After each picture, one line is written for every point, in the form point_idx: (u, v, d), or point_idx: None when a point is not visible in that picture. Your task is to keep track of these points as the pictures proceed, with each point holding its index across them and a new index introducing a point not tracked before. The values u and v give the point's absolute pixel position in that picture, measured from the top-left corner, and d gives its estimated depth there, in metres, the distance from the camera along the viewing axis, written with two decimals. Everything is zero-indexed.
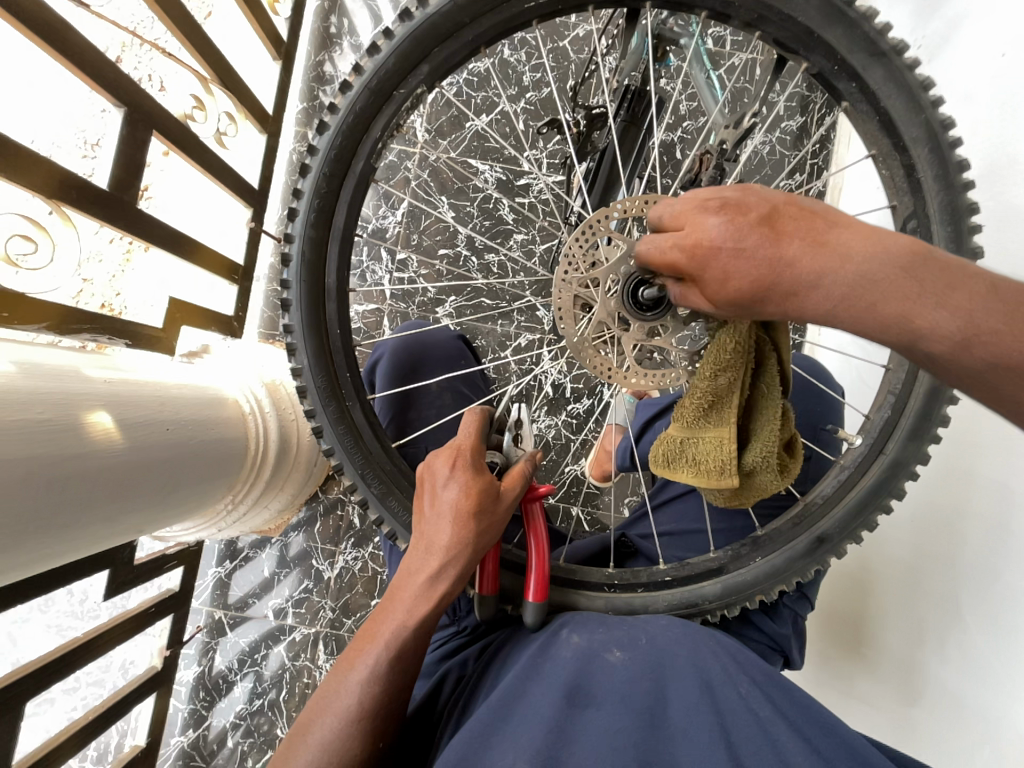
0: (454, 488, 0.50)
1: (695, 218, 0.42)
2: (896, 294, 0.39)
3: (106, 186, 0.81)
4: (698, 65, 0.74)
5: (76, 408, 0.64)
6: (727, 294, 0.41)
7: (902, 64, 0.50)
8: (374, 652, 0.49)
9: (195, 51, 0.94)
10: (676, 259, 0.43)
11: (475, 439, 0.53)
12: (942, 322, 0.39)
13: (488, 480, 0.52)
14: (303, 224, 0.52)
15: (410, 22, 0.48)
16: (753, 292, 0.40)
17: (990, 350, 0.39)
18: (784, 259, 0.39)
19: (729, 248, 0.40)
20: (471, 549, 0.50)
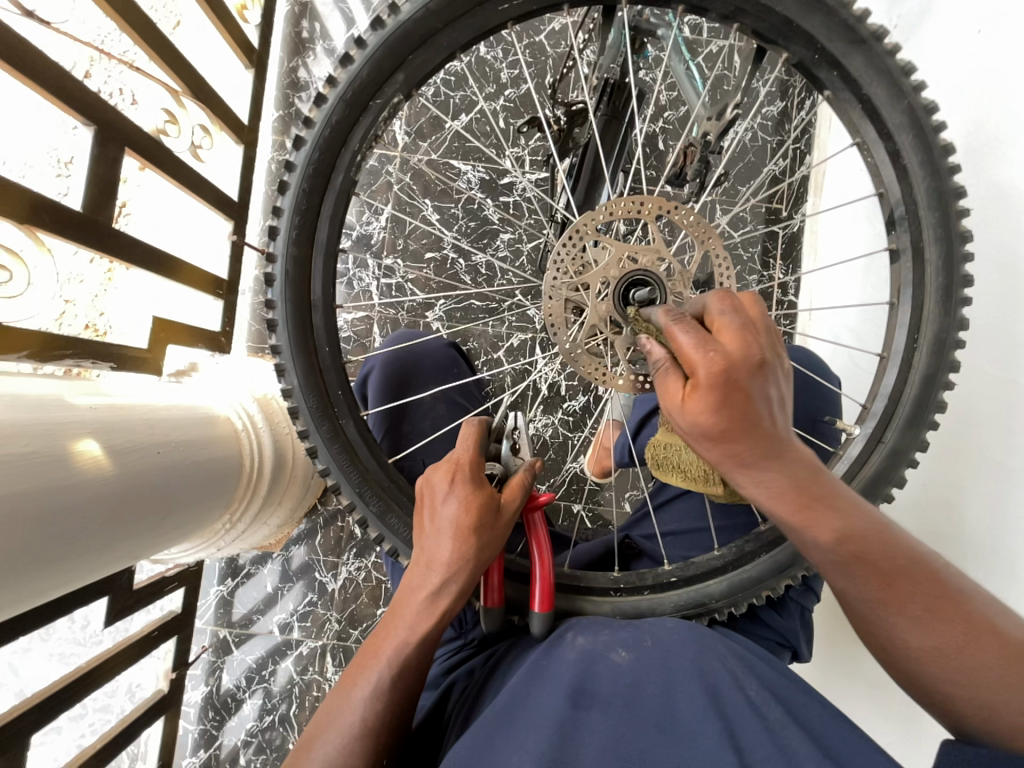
0: (459, 505, 0.50)
1: (745, 348, 0.41)
2: (812, 502, 0.43)
3: (80, 208, 0.79)
4: (676, 56, 0.74)
5: (62, 439, 0.63)
6: (702, 419, 0.41)
7: (882, 49, 0.50)
8: (377, 669, 0.49)
9: (165, 64, 0.92)
10: (699, 359, 0.41)
11: (474, 453, 0.52)
12: (837, 543, 0.43)
13: (494, 496, 0.51)
14: (285, 242, 0.50)
15: (382, 31, 0.47)
16: (715, 435, 0.41)
17: (867, 584, 0.44)
18: (748, 447, 0.42)
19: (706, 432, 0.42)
20: (474, 564, 0.50)
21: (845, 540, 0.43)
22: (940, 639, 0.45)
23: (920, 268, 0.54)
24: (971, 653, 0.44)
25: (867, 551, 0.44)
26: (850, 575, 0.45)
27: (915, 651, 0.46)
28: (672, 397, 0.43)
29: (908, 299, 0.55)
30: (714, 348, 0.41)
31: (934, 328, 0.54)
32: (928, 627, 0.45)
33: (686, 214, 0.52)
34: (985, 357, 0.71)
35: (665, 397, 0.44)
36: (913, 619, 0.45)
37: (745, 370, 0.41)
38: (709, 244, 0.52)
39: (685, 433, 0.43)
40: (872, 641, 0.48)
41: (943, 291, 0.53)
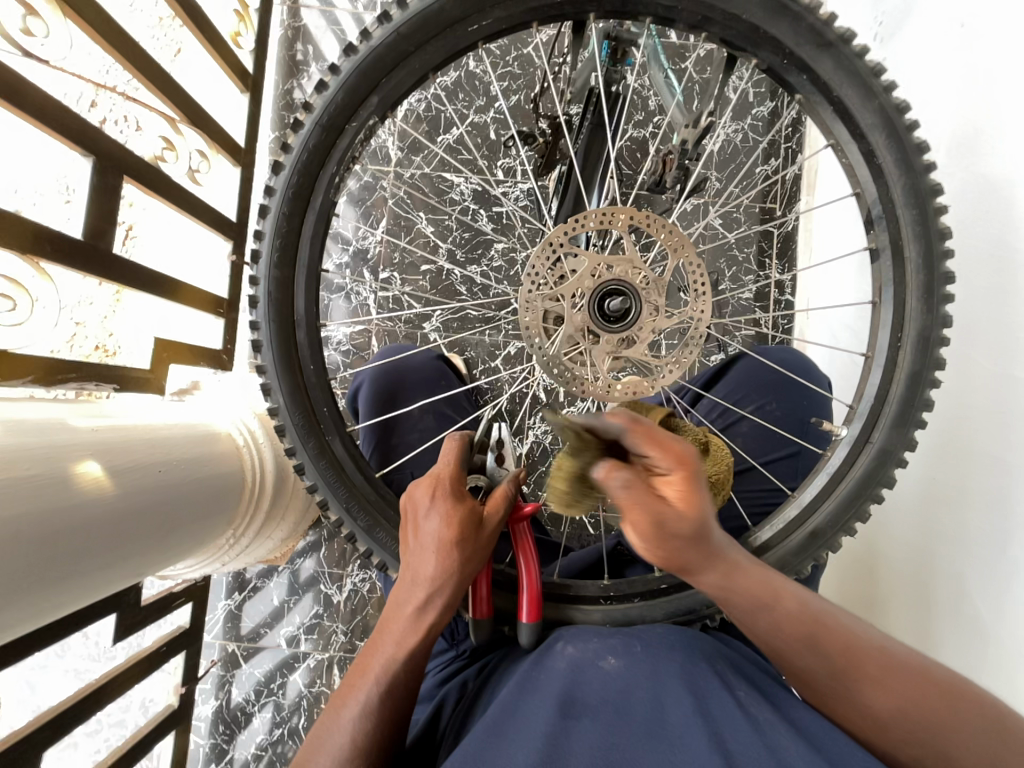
0: (442, 520, 0.51)
1: (689, 452, 0.47)
2: (741, 581, 0.49)
3: (80, 235, 0.81)
4: (656, 65, 0.75)
5: (63, 461, 0.64)
6: (681, 525, 0.46)
7: (851, 51, 0.50)
8: (366, 686, 0.49)
9: (160, 93, 0.95)
10: (675, 465, 0.46)
11: (455, 467, 0.53)
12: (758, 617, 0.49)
13: (476, 509, 0.52)
14: (267, 265, 0.52)
15: (355, 56, 0.49)
16: (686, 540, 0.47)
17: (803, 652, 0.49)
18: (702, 550, 0.48)
19: (680, 538, 0.47)
20: (458, 578, 0.50)
21: (750, 582, 0.49)
22: (851, 673, 0.48)
23: (901, 266, 0.54)
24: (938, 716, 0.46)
25: (795, 626, 0.49)
26: (764, 615, 0.49)
27: (829, 690, 0.49)
28: (650, 511, 0.46)
29: (890, 298, 0.54)
30: (676, 456, 0.46)
31: (916, 326, 0.54)
32: (838, 664, 0.48)
33: (661, 223, 0.52)
34: (980, 352, 0.70)
35: (642, 513, 0.46)
36: (819, 656, 0.49)
37: (698, 474, 0.46)
38: (684, 251, 0.52)
39: (673, 546, 0.47)
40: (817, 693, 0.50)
41: (925, 288, 0.53)
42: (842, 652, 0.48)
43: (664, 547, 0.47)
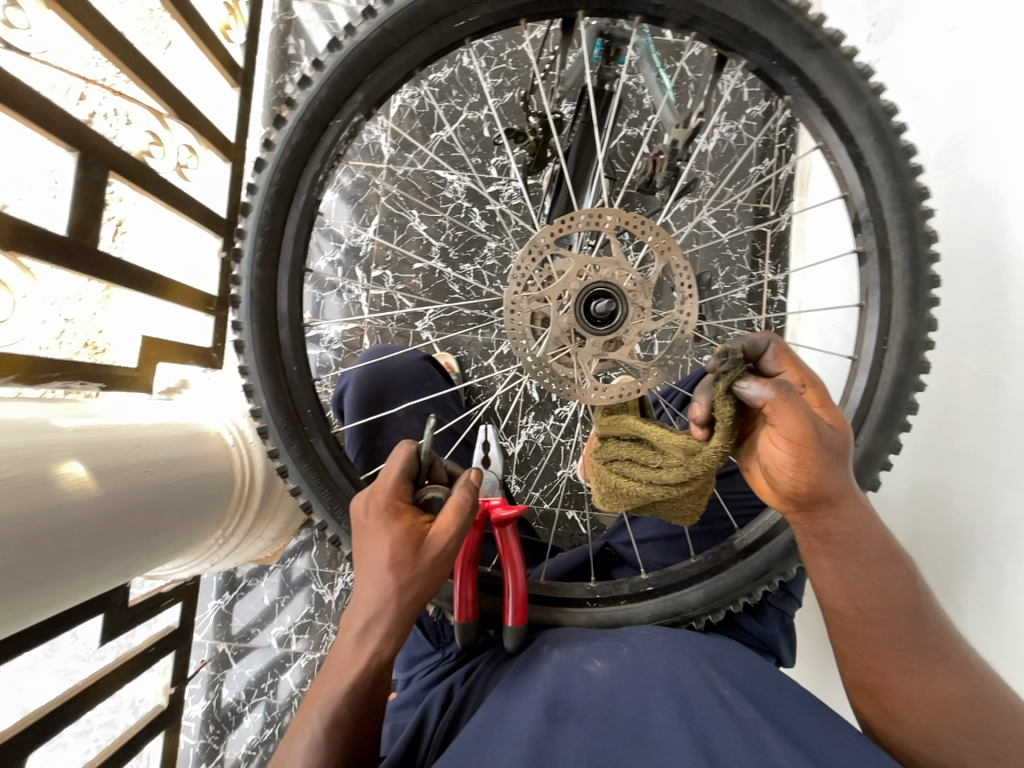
0: (382, 540, 0.50)
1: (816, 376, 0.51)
2: (850, 530, 0.50)
3: (64, 232, 0.80)
4: (647, 64, 0.74)
5: (45, 461, 0.64)
6: (836, 437, 0.46)
7: (840, 53, 0.50)
8: (310, 722, 0.48)
9: (148, 88, 0.94)
10: (808, 379, 0.51)
11: (391, 481, 0.52)
12: (845, 563, 0.52)
13: (416, 524, 0.51)
14: (249, 265, 0.51)
15: (339, 52, 0.48)
16: (835, 458, 0.47)
17: (863, 605, 0.52)
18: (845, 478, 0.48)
19: (830, 463, 0.47)
20: (398, 595, 0.50)
21: (880, 542, 0.51)
22: (904, 648, 0.52)
23: (887, 270, 0.54)
24: (954, 698, 0.50)
25: (872, 580, 0.51)
26: (873, 573, 0.51)
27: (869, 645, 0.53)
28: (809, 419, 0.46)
29: (876, 302, 0.54)
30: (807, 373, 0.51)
31: (902, 329, 0.54)
32: (901, 637, 0.52)
33: (649, 226, 0.52)
34: (967, 355, 0.70)
35: (803, 423, 0.45)
36: (896, 623, 0.51)
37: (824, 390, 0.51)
38: (671, 254, 0.52)
39: (826, 462, 0.46)
40: (850, 642, 0.54)
41: (911, 292, 0.53)
42: (913, 629, 0.52)
43: (814, 468, 0.46)
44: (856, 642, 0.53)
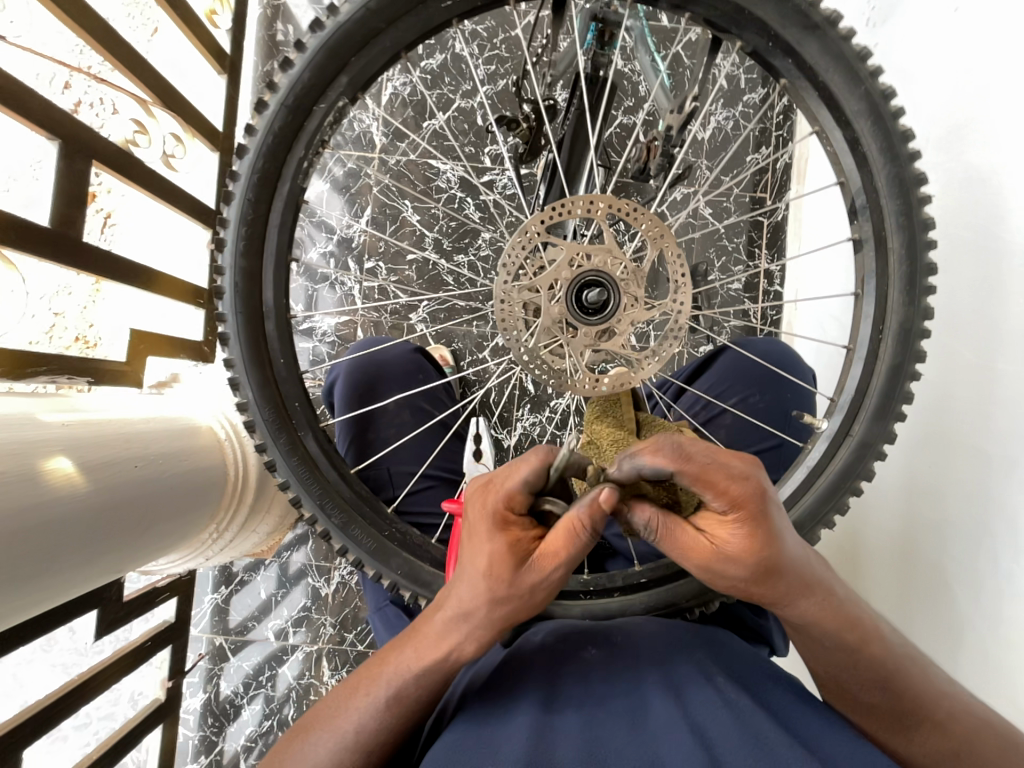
0: (482, 548, 0.46)
1: (743, 486, 0.41)
2: (810, 616, 0.46)
3: (47, 223, 0.78)
4: (642, 48, 0.73)
5: (31, 457, 0.63)
6: (737, 565, 0.43)
7: (838, 35, 0.49)
8: (376, 693, 0.47)
9: (131, 75, 0.91)
10: (733, 495, 0.41)
11: (510, 490, 0.47)
12: (806, 641, 0.48)
13: (523, 541, 0.47)
14: (232, 254, 0.50)
15: (322, 32, 0.46)
16: (751, 579, 0.43)
17: (834, 673, 0.49)
18: (783, 584, 0.44)
19: (750, 586, 0.45)
20: (485, 612, 0.46)
21: (840, 615, 0.47)
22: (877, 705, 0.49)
23: (884, 257, 0.53)
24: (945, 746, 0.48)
25: (831, 655, 0.48)
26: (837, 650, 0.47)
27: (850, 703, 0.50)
28: (699, 551, 0.44)
29: (872, 290, 0.54)
30: (727, 484, 0.41)
31: (898, 317, 0.53)
32: (877, 699, 0.48)
33: (641, 213, 0.51)
34: (963, 344, 0.69)
35: (689, 557, 0.44)
36: (864, 684, 0.48)
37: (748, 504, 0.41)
38: (664, 242, 0.51)
39: (735, 583, 0.44)
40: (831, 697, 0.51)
41: (907, 280, 0.52)
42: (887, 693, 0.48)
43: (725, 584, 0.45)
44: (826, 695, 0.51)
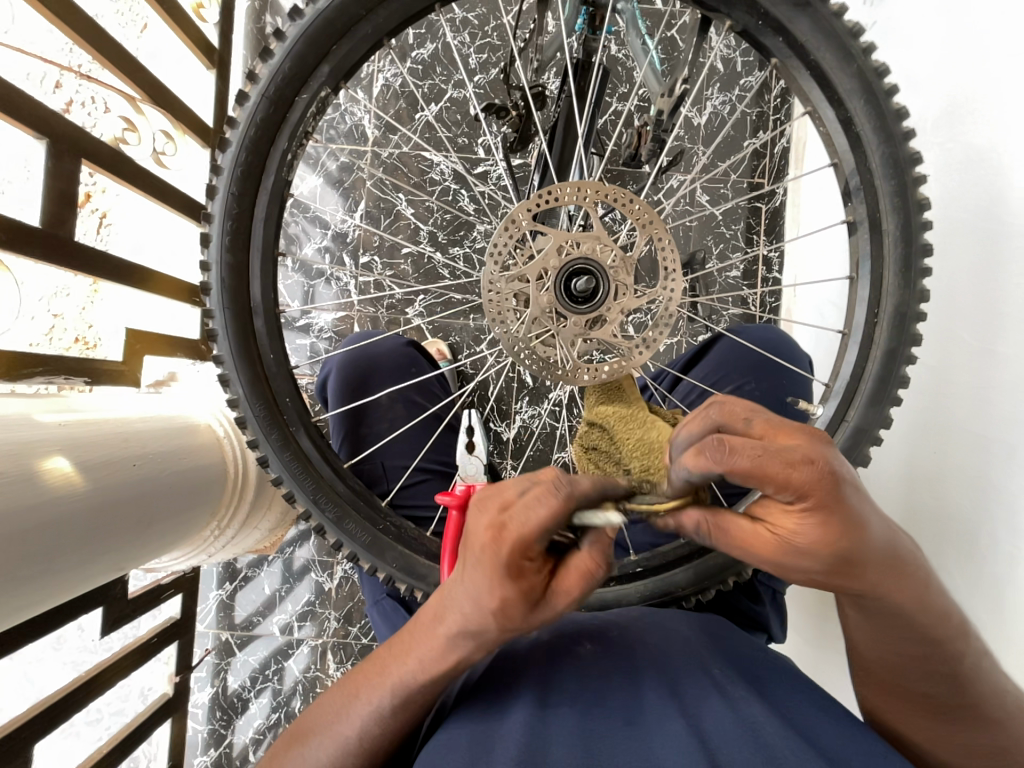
0: (492, 595, 0.41)
1: (807, 468, 0.34)
2: (906, 606, 0.41)
3: (39, 223, 0.78)
4: (633, 30, 0.72)
5: (29, 457, 0.63)
6: (804, 558, 0.37)
7: (829, 11, 0.48)
8: (378, 695, 0.46)
9: (119, 73, 0.90)
10: (799, 482, 0.34)
11: (525, 537, 0.39)
12: (884, 623, 0.44)
13: (536, 585, 0.42)
14: (218, 249, 0.49)
15: (302, 21, 0.46)
16: (824, 570, 0.37)
17: (896, 654, 0.46)
18: (869, 574, 0.38)
19: (827, 577, 0.38)
20: (495, 644, 0.44)
21: (932, 608, 0.42)
22: (927, 697, 0.48)
23: (878, 240, 0.52)
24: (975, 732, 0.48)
25: (902, 640, 0.45)
26: (911, 638, 0.44)
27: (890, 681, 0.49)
28: (760, 542, 0.37)
29: (867, 273, 0.53)
30: (791, 467, 0.34)
31: (893, 301, 0.52)
32: (925, 681, 0.47)
33: (630, 199, 0.50)
34: (962, 327, 0.69)
35: (748, 552, 0.38)
36: (926, 680, 0.47)
37: (813, 490, 0.34)
38: (654, 228, 0.50)
39: (804, 576, 0.38)
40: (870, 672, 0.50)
41: (902, 263, 0.52)
42: (939, 681, 0.46)
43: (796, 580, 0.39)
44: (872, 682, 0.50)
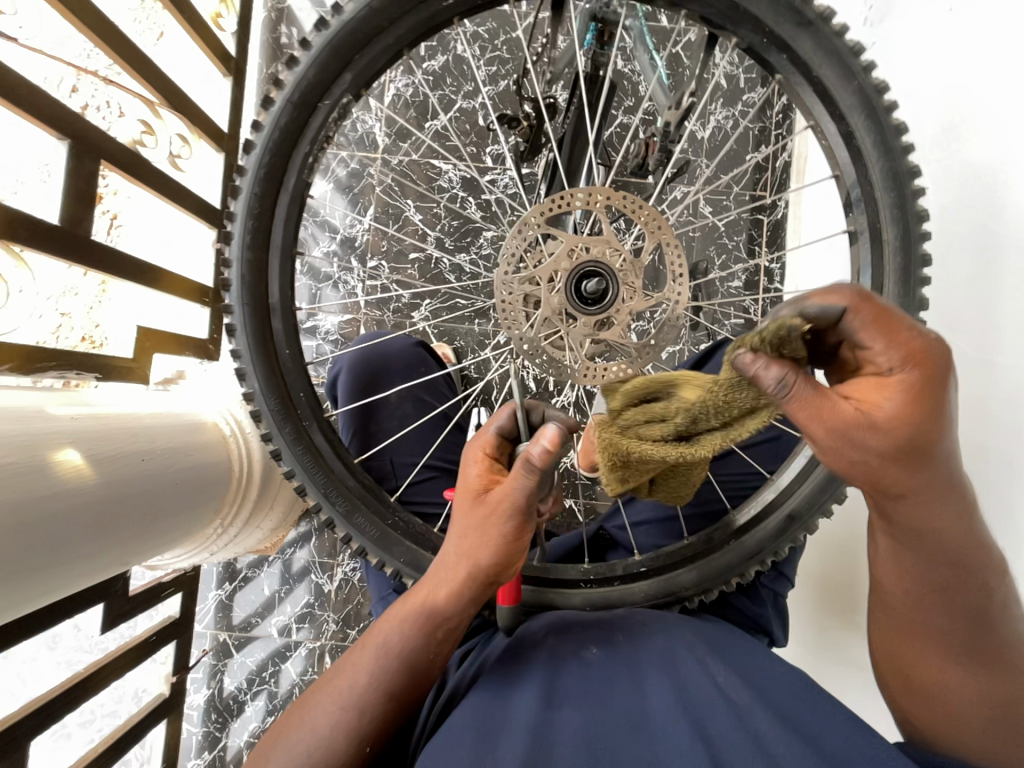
0: (456, 489, 0.55)
1: (916, 348, 0.40)
2: (937, 537, 0.47)
3: (58, 221, 0.80)
4: (641, 46, 0.74)
5: (41, 449, 0.64)
6: (887, 431, 0.40)
7: (832, 30, 0.50)
8: (372, 643, 0.53)
9: (138, 76, 0.92)
10: (895, 358, 0.41)
11: (483, 440, 0.56)
12: (913, 560, 0.49)
13: (488, 482, 0.54)
14: (239, 246, 0.51)
15: (327, 31, 0.48)
16: (892, 450, 0.41)
17: (930, 600, 0.50)
18: (907, 487, 0.43)
19: (880, 465, 0.42)
20: (455, 546, 0.53)
21: (968, 551, 0.47)
22: (946, 634, 0.51)
23: (879, 250, 0.54)
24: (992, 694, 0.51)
25: (934, 581, 0.49)
26: (946, 578, 0.48)
27: (917, 633, 0.53)
28: (847, 412, 0.41)
29: (868, 282, 0.54)
30: (898, 345, 0.40)
31: (894, 309, 0.54)
32: (951, 633, 0.51)
33: (639, 205, 0.52)
34: (960, 338, 0.70)
35: (834, 418, 0.40)
36: (952, 629, 0.51)
37: (913, 368, 0.40)
38: (662, 233, 0.52)
39: (870, 454, 0.41)
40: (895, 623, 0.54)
41: (902, 272, 0.53)
42: (968, 633, 0.50)
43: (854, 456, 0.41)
44: (896, 633, 0.54)
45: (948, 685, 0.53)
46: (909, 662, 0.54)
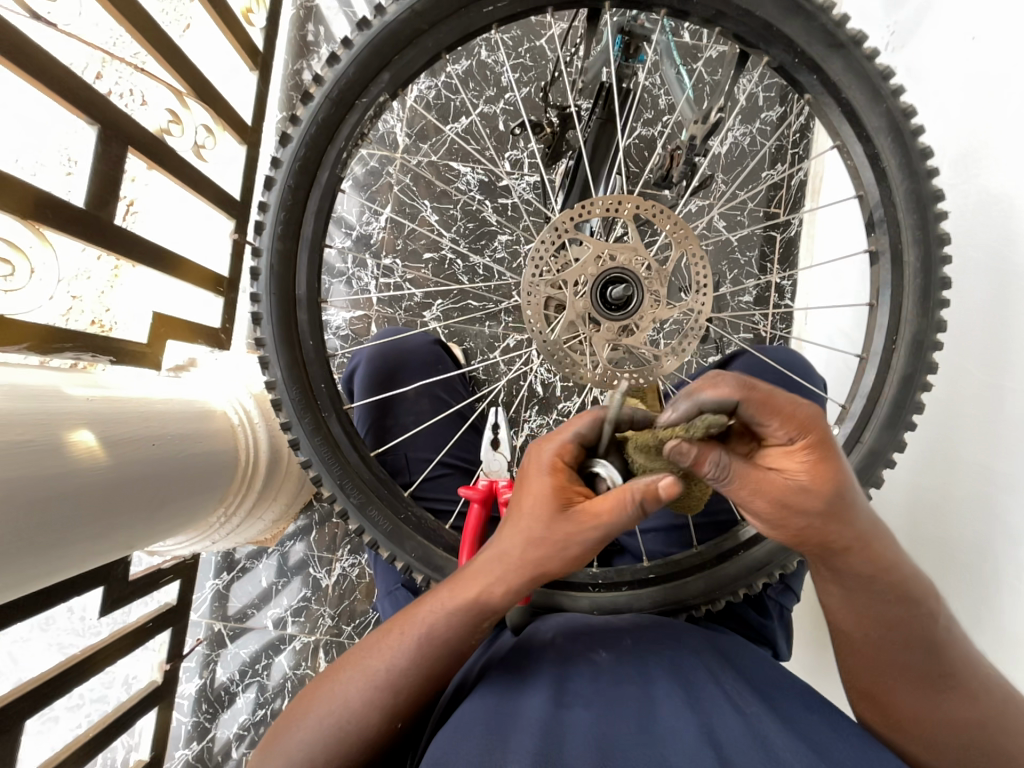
0: (532, 488, 0.52)
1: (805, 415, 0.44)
2: (875, 572, 0.50)
3: (83, 204, 0.81)
4: (667, 60, 0.75)
5: (56, 428, 0.64)
6: (808, 504, 0.45)
7: (862, 54, 0.51)
8: (409, 630, 0.53)
9: (168, 66, 0.94)
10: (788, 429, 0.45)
11: (564, 442, 0.53)
12: (859, 597, 0.51)
13: (570, 491, 0.52)
14: (270, 236, 0.52)
15: (369, 31, 0.49)
16: (823, 519, 0.46)
17: (880, 634, 0.52)
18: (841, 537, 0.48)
19: (822, 524, 0.47)
20: (525, 552, 0.51)
21: (900, 576, 0.51)
22: (910, 669, 0.52)
23: (899, 271, 0.54)
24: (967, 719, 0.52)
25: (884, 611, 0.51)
26: (891, 607, 0.51)
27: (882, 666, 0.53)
28: (772, 486, 0.45)
29: (886, 301, 0.55)
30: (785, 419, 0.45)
31: (911, 329, 0.54)
32: (912, 661, 0.52)
33: (665, 215, 0.52)
34: (973, 362, 0.71)
35: (762, 500, 0.46)
36: (912, 655, 0.52)
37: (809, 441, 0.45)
38: (688, 244, 0.53)
39: (811, 520, 0.46)
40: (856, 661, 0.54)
41: (921, 293, 0.54)
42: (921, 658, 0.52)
43: (798, 524, 0.47)
44: (862, 669, 0.54)
45: (924, 723, 0.53)
46: (886, 705, 0.54)
